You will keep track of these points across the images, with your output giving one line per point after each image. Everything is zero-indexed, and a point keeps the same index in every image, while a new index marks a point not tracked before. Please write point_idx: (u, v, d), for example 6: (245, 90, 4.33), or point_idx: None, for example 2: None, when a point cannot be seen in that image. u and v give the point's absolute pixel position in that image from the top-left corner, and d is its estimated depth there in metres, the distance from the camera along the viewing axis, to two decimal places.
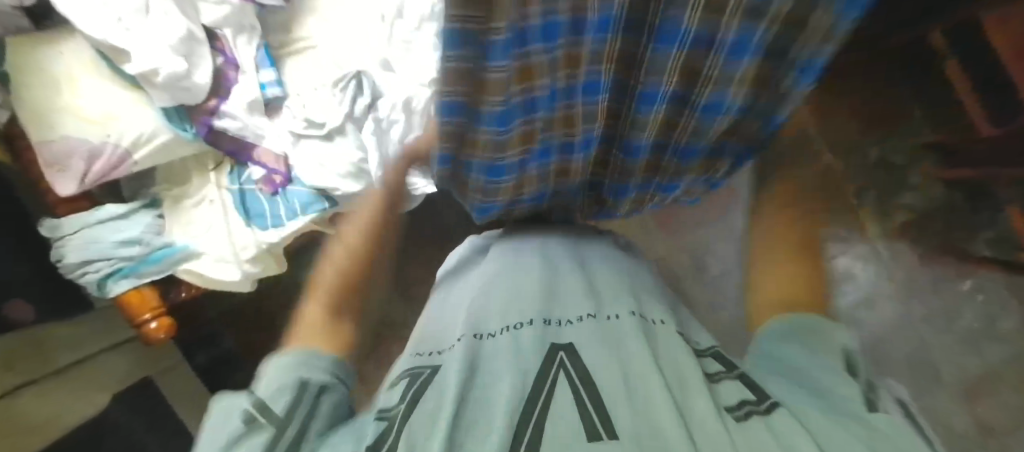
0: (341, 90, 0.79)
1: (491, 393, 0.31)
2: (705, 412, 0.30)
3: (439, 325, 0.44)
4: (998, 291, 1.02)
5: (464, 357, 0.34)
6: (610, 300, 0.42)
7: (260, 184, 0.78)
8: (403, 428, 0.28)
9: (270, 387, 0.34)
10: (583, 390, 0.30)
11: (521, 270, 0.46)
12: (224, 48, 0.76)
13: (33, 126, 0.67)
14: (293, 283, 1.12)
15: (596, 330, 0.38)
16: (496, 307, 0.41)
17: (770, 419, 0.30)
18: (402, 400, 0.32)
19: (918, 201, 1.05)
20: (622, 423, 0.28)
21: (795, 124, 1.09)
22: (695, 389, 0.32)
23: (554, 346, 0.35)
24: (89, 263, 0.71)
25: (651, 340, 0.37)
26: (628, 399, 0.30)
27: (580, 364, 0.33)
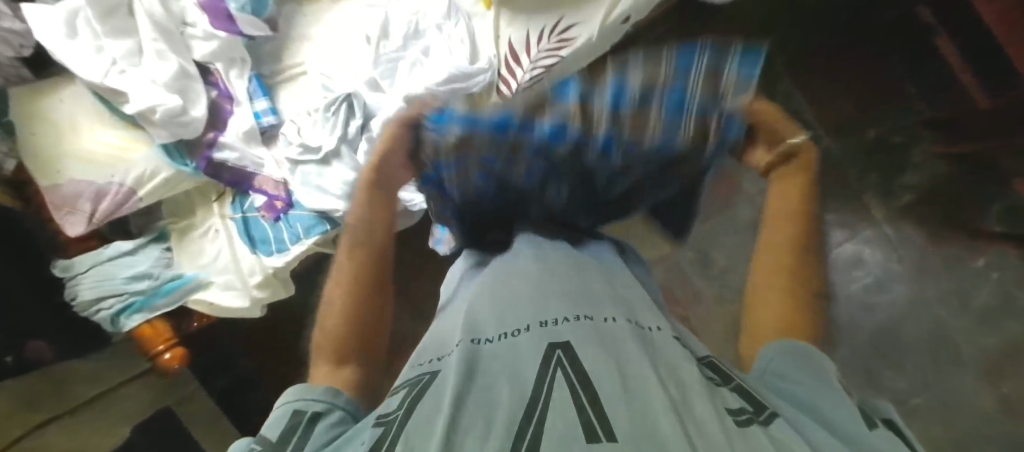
0: (333, 113, 0.78)
1: (490, 399, 0.31)
2: (704, 413, 0.28)
3: (441, 334, 0.44)
4: (1013, 264, 1.00)
5: (461, 364, 0.34)
6: (608, 303, 0.41)
7: (262, 211, 0.80)
8: (401, 438, 0.29)
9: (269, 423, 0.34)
10: (580, 391, 0.29)
11: (516, 277, 0.45)
12: (218, 82, 0.79)
13: (41, 172, 0.69)
14: (302, 304, 1.13)
15: (593, 330, 0.37)
16: (493, 314, 0.41)
17: (770, 428, 0.27)
18: (402, 406, 0.33)
19: (921, 179, 1.04)
20: (620, 424, 0.26)
21: (791, 111, 1.08)
22: (694, 391, 0.30)
23: (550, 345, 0.35)
24: (103, 301, 0.73)
25: (649, 342, 0.36)
26: (624, 396, 0.29)
27: (577, 363, 0.32)
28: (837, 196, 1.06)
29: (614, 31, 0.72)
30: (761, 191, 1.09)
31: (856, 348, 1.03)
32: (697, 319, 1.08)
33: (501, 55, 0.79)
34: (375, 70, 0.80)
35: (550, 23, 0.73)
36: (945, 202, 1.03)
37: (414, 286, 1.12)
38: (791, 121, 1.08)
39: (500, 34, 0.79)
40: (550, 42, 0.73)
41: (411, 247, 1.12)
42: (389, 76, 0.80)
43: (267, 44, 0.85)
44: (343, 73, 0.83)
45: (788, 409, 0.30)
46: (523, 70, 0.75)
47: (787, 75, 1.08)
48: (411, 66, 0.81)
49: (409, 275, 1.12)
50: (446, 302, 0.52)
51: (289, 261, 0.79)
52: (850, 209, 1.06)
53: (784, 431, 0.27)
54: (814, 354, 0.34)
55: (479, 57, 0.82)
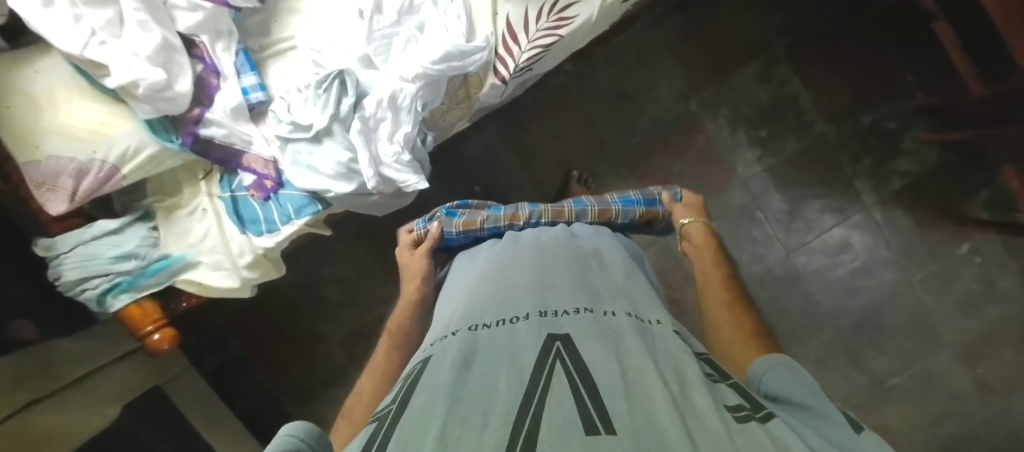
0: (324, 91, 0.74)
1: (487, 385, 0.31)
2: (705, 406, 0.28)
3: (436, 325, 0.45)
4: (996, 251, 1.02)
5: (460, 352, 0.35)
6: (608, 296, 0.42)
7: (252, 190, 0.78)
8: (395, 429, 0.29)
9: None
10: (578, 380, 0.30)
11: (516, 271, 0.46)
12: (203, 55, 0.76)
13: (18, 148, 0.66)
14: (294, 284, 1.12)
15: (593, 322, 0.37)
16: (492, 304, 0.42)
17: (768, 425, 0.27)
18: (396, 401, 0.33)
19: (912, 166, 1.04)
20: (619, 414, 0.26)
21: (787, 96, 1.08)
22: (695, 385, 0.30)
23: (550, 337, 0.35)
24: (88, 280, 0.71)
25: (650, 335, 0.36)
26: (624, 390, 0.29)
27: (575, 355, 0.33)
28: (829, 183, 1.08)
29: (613, 8, 0.77)
30: (754, 177, 1.09)
31: (839, 331, 1.06)
32: (688, 302, 1.10)
33: (497, 33, 0.77)
34: (369, 46, 0.76)
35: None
36: (934, 189, 1.04)
37: None
38: (787, 106, 1.08)
39: (497, 10, 0.77)
40: (550, 20, 0.75)
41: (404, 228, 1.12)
42: (384, 52, 0.77)
43: (255, 16, 0.82)
44: (335, 48, 0.80)
45: (788, 419, 0.30)
46: (520, 48, 0.76)
47: (786, 58, 1.07)
48: (406, 44, 0.76)
49: None
50: (444, 292, 0.53)
51: (279, 242, 0.79)
52: (841, 196, 1.07)
53: (783, 432, 0.27)
54: (800, 370, 0.36)
55: (476, 35, 0.77)
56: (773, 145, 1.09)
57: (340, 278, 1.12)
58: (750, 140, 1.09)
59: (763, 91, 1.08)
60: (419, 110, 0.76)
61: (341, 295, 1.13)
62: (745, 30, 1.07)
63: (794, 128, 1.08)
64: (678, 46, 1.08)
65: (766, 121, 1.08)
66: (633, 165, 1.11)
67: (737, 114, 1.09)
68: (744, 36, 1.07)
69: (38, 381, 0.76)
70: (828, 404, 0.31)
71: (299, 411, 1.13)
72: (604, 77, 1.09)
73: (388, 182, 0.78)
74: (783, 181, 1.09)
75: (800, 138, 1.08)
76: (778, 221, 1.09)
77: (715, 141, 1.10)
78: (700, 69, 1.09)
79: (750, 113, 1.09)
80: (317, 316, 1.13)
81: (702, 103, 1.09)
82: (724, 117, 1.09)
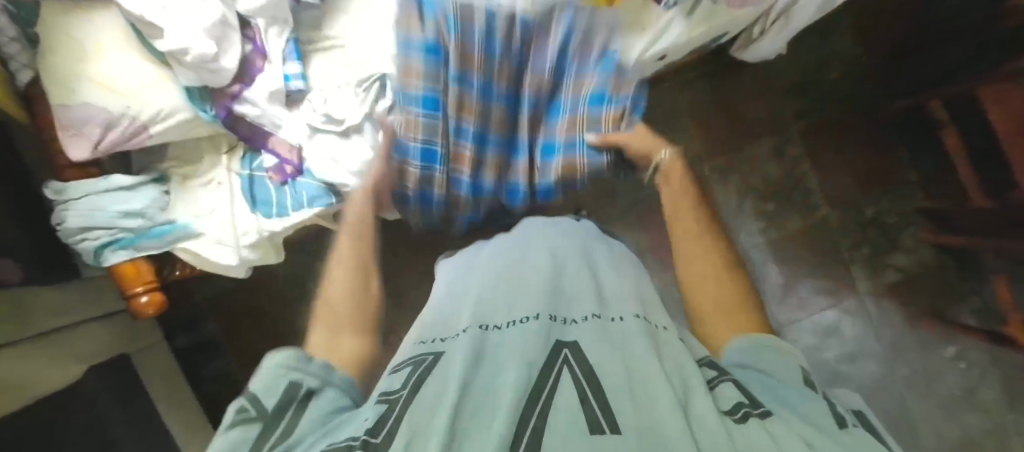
0: (364, 89, 0.80)
1: (494, 380, 0.32)
2: (707, 412, 0.29)
3: (442, 314, 0.45)
4: (981, 358, 1.03)
5: (469, 346, 0.35)
6: (619, 301, 0.42)
7: (271, 172, 0.79)
8: (404, 416, 0.30)
9: (258, 385, 0.36)
10: (586, 384, 0.31)
11: (526, 267, 0.47)
12: (256, 38, 0.78)
13: (54, 90, 0.67)
14: (286, 274, 1.11)
15: (601, 328, 0.38)
16: (501, 303, 0.42)
17: (767, 422, 0.29)
18: (406, 386, 0.34)
19: (908, 263, 1.08)
20: (625, 418, 0.27)
21: (796, 175, 1.12)
22: (698, 391, 0.31)
23: (558, 341, 0.36)
24: (89, 231, 0.71)
25: (657, 341, 0.37)
26: (631, 395, 0.30)
27: (583, 360, 0.33)
28: (825, 265, 1.10)
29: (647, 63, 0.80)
30: (755, 246, 1.12)
31: None
32: None
33: None
34: None
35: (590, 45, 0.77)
36: (925, 289, 1.07)
37: (401, 274, 1.13)
38: (793, 185, 1.12)
39: None
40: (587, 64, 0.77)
41: (407, 236, 1.13)
42: None
43: (310, 11, 0.85)
44: (379, 53, 0.83)
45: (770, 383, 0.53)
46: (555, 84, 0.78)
47: (799, 140, 1.12)
48: None
49: (398, 262, 1.12)
50: (450, 276, 0.54)
51: (288, 227, 0.79)
52: (836, 280, 1.10)
53: (783, 432, 0.28)
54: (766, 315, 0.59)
55: None
56: (777, 220, 1.12)
57: None
58: (756, 211, 1.12)
59: (773, 166, 1.12)
60: None
61: None
62: (764, 107, 1.12)
63: (799, 207, 1.12)
64: (699, 112, 1.13)
65: (772, 196, 1.12)
66: (639, 215, 1.14)
67: (747, 184, 1.13)
68: (763, 113, 1.12)
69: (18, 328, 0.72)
70: (803, 386, 0.36)
71: None
72: None
73: None
74: (782, 256, 1.11)
75: (804, 217, 1.11)
76: (773, 294, 1.10)
77: (722, 207, 1.13)
78: (716, 134, 1.13)
79: (759, 185, 1.12)
80: (301, 311, 1.11)
81: (715, 168, 1.13)
82: (734, 185, 1.13)
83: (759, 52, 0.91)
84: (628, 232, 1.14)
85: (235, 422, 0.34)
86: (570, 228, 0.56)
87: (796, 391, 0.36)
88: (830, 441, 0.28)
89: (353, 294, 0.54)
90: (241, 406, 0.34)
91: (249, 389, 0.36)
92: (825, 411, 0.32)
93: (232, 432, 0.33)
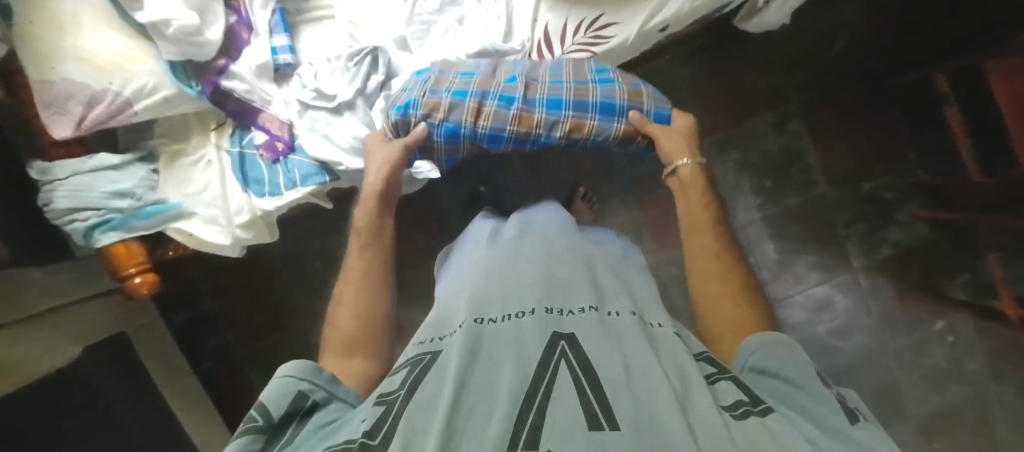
0: (355, 65, 0.75)
1: (491, 378, 0.32)
2: (705, 408, 0.29)
3: (442, 312, 0.45)
4: (969, 332, 1.05)
5: (464, 344, 0.36)
6: (614, 297, 0.43)
7: (262, 150, 0.77)
8: (402, 416, 0.30)
9: (269, 397, 0.37)
10: (584, 379, 0.31)
11: (522, 264, 0.47)
12: (241, 9, 0.76)
13: (30, 61, 0.64)
14: (282, 251, 1.11)
15: (598, 321, 0.38)
16: (497, 299, 0.42)
17: (766, 421, 0.29)
18: (402, 387, 0.34)
19: (902, 238, 1.08)
20: (623, 413, 0.28)
21: (795, 151, 1.11)
22: (696, 385, 0.31)
23: (555, 333, 0.36)
24: (79, 212, 0.69)
25: (654, 336, 0.37)
26: (629, 391, 0.30)
27: (580, 354, 0.33)
28: (820, 240, 1.11)
29: (649, 37, 0.75)
30: (751, 223, 1.12)
31: None
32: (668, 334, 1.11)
33: (534, 39, 0.76)
34: (408, 29, 0.77)
35: (590, 16, 0.74)
36: (918, 265, 1.08)
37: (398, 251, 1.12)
38: (792, 160, 1.11)
39: (537, 18, 0.76)
40: (586, 36, 0.74)
41: (403, 214, 1.12)
42: (421, 37, 0.77)
43: None
44: (371, 24, 0.80)
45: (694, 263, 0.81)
46: (553, 58, 0.75)
47: (800, 114, 1.10)
48: (445, 33, 0.77)
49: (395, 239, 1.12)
50: (449, 273, 0.54)
51: (281, 207, 0.78)
52: (830, 255, 1.11)
53: (780, 428, 0.28)
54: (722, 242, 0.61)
55: (514, 37, 0.77)
56: (775, 196, 1.11)
57: (329, 254, 1.11)
58: (754, 188, 1.12)
59: (773, 142, 1.11)
60: None
61: (326, 271, 1.11)
62: (766, 81, 1.10)
63: (797, 183, 1.11)
64: (700, 84, 1.11)
65: (770, 171, 1.11)
66: (637, 192, 1.12)
67: (745, 160, 1.12)
68: (764, 86, 1.10)
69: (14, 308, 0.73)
70: (820, 387, 0.34)
71: (261, 381, 1.10)
72: None
73: None
74: (778, 232, 1.11)
75: (802, 194, 1.11)
76: (768, 269, 1.11)
77: (721, 182, 1.12)
78: (716, 109, 1.11)
79: (757, 161, 1.11)
80: (298, 288, 1.11)
81: (714, 143, 1.12)
82: (732, 161, 1.12)
83: (763, 23, 0.88)
84: (625, 209, 1.13)
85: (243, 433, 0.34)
86: (568, 226, 0.56)
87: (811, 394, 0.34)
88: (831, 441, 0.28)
89: (361, 317, 0.52)
90: (250, 419, 0.35)
91: (260, 400, 0.36)
92: (832, 410, 0.32)
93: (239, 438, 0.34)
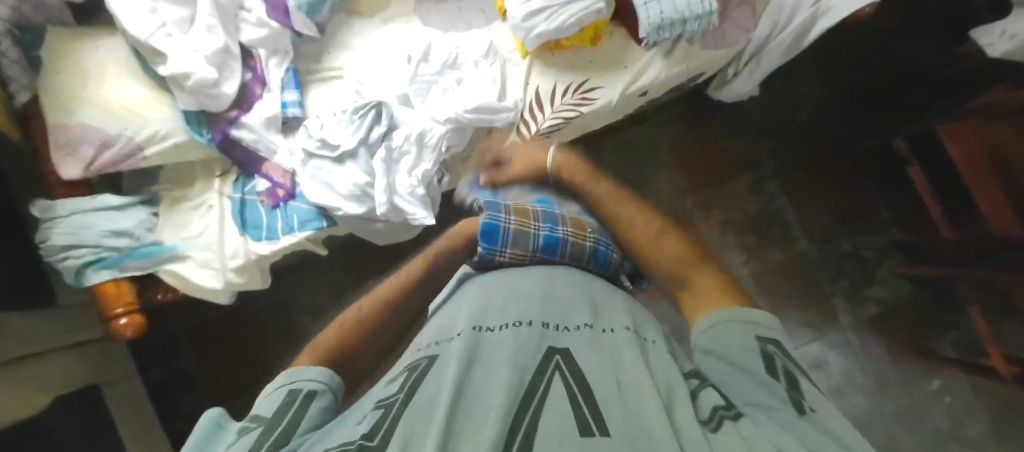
0: (359, 117, 0.80)
1: (487, 385, 0.32)
2: (686, 418, 0.29)
3: (439, 322, 0.44)
4: (965, 391, 1.04)
5: (463, 351, 0.35)
6: (609, 314, 0.43)
7: (263, 196, 0.80)
8: (401, 418, 0.29)
9: (259, 406, 0.33)
10: (578, 393, 0.31)
11: (521, 283, 0.46)
12: (256, 66, 0.82)
13: (53, 109, 0.69)
14: (269, 304, 1.09)
15: (593, 337, 0.38)
16: (493, 309, 0.41)
17: (739, 424, 0.29)
18: (402, 391, 0.33)
19: (886, 295, 1.11)
20: (613, 423, 0.28)
21: (774, 210, 1.16)
22: (682, 397, 0.32)
23: (550, 349, 0.36)
24: (73, 249, 0.70)
25: (645, 352, 0.37)
26: (620, 400, 0.30)
27: (575, 368, 0.34)
28: (807, 297, 1.13)
29: (631, 100, 0.84)
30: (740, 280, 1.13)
31: None
32: None
33: (526, 99, 0.83)
34: (410, 87, 0.84)
35: (577, 80, 0.83)
36: (903, 322, 1.10)
37: None
38: (772, 219, 1.16)
39: (529, 81, 0.84)
40: (574, 97, 0.82)
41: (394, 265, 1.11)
42: (422, 95, 0.84)
43: (310, 42, 0.89)
44: (377, 82, 0.87)
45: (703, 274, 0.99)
46: (543, 116, 0.82)
47: (775, 175, 1.17)
48: (443, 92, 0.83)
49: None
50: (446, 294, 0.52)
51: (275, 251, 0.79)
52: (818, 311, 1.12)
53: (753, 432, 0.28)
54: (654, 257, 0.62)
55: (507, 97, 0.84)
56: (759, 253, 1.15)
57: (317, 306, 1.09)
58: (739, 244, 1.15)
59: (753, 201, 1.16)
60: (442, 151, 0.81)
61: (314, 324, 1.09)
62: (741, 145, 1.18)
63: (778, 240, 1.15)
64: (680, 148, 1.18)
65: (753, 229, 1.16)
66: None
67: (728, 218, 1.16)
68: (739, 150, 1.18)
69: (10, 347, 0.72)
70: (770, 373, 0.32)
71: None
72: (611, 162, 1.16)
73: (397, 212, 0.79)
74: (766, 289, 1.13)
75: (784, 251, 1.15)
76: None
77: (707, 238, 1.15)
78: (698, 169, 1.18)
79: (739, 218, 1.16)
80: (282, 343, 1.08)
81: (698, 201, 1.17)
82: (716, 219, 1.16)
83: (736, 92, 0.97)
84: None
85: (237, 442, 0.30)
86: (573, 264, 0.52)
87: (759, 378, 0.32)
88: (787, 436, 0.27)
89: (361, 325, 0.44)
90: (241, 428, 0.31)
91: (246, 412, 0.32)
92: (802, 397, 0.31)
93: (236, 445, 0.29)
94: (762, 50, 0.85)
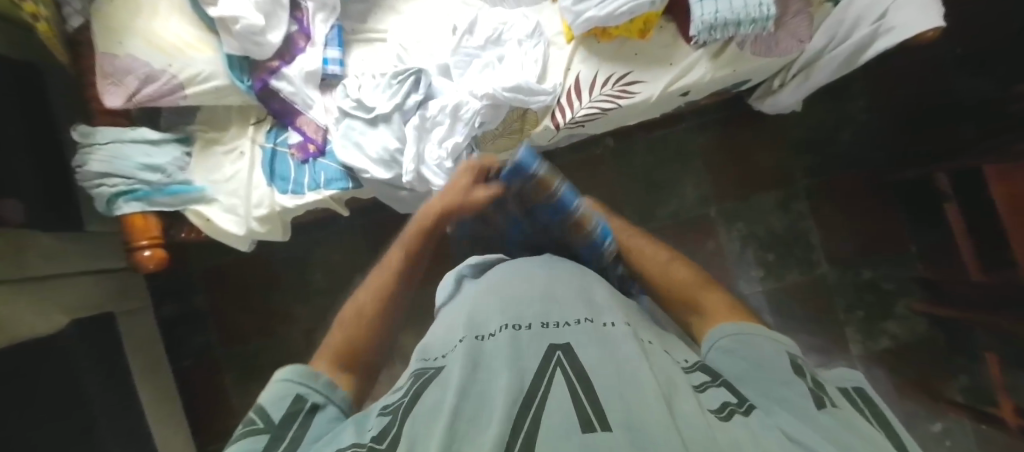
0: (398, 82, 0.80)
1: (491, 388, 0.32)
2: (692, 410, 0.28)
3: (444, 329, 0.44)
4: (966, 436, 1.03)
5: (464, 358, 0.35)
6: (609, 307, 0.42)
7: (294, 149, 0.81)
8: (406, 421, 0.30)
9: (269, 401, 0.36)
10: (578, 385, 0.30)
11: (520, 281, 0.46)
12: (303, 19, 0.82)
13: (102, 37, 0.71)
14: (285, 257, 1.10)
15: (594, 331, 0.38)
16: (493, 312, 0.42)
17: (750, 419, 0.28)
18: (407, 396, 0.34)
19: (901, 330, 1.09)
20: (614, 413, 0.27)
21: (800, 229, 1.14)
22: (683, 390, 0.30)
23: (551, 345, 0.36)
24: (108, 178, 0.71)
25: (645, 347, 0.37)
26: (621, 391, 0.29)
27: (575, 362, 0.33)
28: (819, 321, 1.11)
29: (671, 98, 0.83)
30: (753, 294, 1.12)
31: None
32: None
33: (564, 85, 0.82)
34: (452, 58, 0.83)
35: (618, 72, 0.81)
36: (914, 359, 1.08)
37: None
38: (797, 239, 1.14)
39: (570, 67, 0.83)
40: (613, 89, 0.81)
41: None
42: (462, 67, 0.83)
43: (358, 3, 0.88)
44: (419, 50, 0.86)
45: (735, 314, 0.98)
46: (580, 104, 0.82)
47: (806, 195, 1.14)
48: (484, 67, 0.82)
49: None
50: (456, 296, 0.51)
51: (299, 206, 0.79)
52: (828, 338, 1.10)
53: (765, 427, 0.28)
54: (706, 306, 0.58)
55: (547, 80, 0.83)
56: (777, 270, 1.13)
57: (330, 265, 1.10)
58: (758, 259, 1.14)
59: (779, 217, 1.14)
60: (475, 127, 0.80)
61: (325, 283, 1.10)
62: (775, 160, 1.15)
63: (799, 260, 1.13)
64: (712, 155, 1.16)
65: (773, 246, 1.14)
66: None
67: (750, 231, 1.14)
68: (772, 164, 1.15)
69: (38, 263, 0.75)
70: (788, 374, 0.33)
71: (237, 386, 1.07)
72: (639, 161, 1.15)
73: (423, 181, 0.80)
74: (777, 307, 1.12)
75: (803, 272, 1.13)
76: None
77: (724, 249, 1.14)
78: (728, 178, 1.15)
79: (762, 233, 1.14)
80: (293, 297, 1.10)
81: (722, 211, 1.15)
82: (737, 230, 1.14)
83: (777, 104, 0.95)
84: None
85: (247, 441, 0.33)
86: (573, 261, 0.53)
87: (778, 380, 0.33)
88: (804, 428, 0.27)
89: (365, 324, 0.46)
90: (249, 422, 0.34)
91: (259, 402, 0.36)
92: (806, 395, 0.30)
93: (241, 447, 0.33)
94: (815, 61, 0.82)
